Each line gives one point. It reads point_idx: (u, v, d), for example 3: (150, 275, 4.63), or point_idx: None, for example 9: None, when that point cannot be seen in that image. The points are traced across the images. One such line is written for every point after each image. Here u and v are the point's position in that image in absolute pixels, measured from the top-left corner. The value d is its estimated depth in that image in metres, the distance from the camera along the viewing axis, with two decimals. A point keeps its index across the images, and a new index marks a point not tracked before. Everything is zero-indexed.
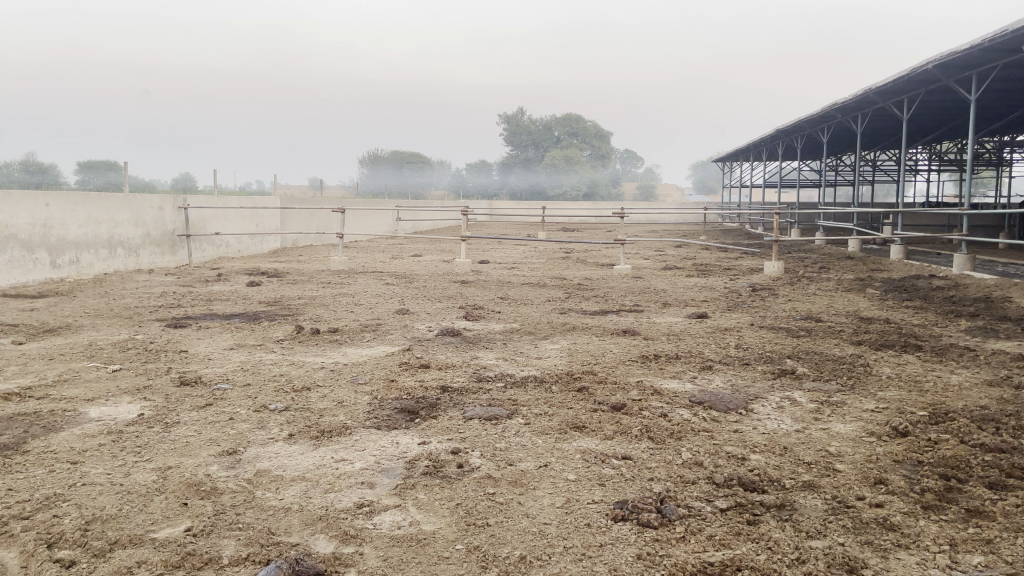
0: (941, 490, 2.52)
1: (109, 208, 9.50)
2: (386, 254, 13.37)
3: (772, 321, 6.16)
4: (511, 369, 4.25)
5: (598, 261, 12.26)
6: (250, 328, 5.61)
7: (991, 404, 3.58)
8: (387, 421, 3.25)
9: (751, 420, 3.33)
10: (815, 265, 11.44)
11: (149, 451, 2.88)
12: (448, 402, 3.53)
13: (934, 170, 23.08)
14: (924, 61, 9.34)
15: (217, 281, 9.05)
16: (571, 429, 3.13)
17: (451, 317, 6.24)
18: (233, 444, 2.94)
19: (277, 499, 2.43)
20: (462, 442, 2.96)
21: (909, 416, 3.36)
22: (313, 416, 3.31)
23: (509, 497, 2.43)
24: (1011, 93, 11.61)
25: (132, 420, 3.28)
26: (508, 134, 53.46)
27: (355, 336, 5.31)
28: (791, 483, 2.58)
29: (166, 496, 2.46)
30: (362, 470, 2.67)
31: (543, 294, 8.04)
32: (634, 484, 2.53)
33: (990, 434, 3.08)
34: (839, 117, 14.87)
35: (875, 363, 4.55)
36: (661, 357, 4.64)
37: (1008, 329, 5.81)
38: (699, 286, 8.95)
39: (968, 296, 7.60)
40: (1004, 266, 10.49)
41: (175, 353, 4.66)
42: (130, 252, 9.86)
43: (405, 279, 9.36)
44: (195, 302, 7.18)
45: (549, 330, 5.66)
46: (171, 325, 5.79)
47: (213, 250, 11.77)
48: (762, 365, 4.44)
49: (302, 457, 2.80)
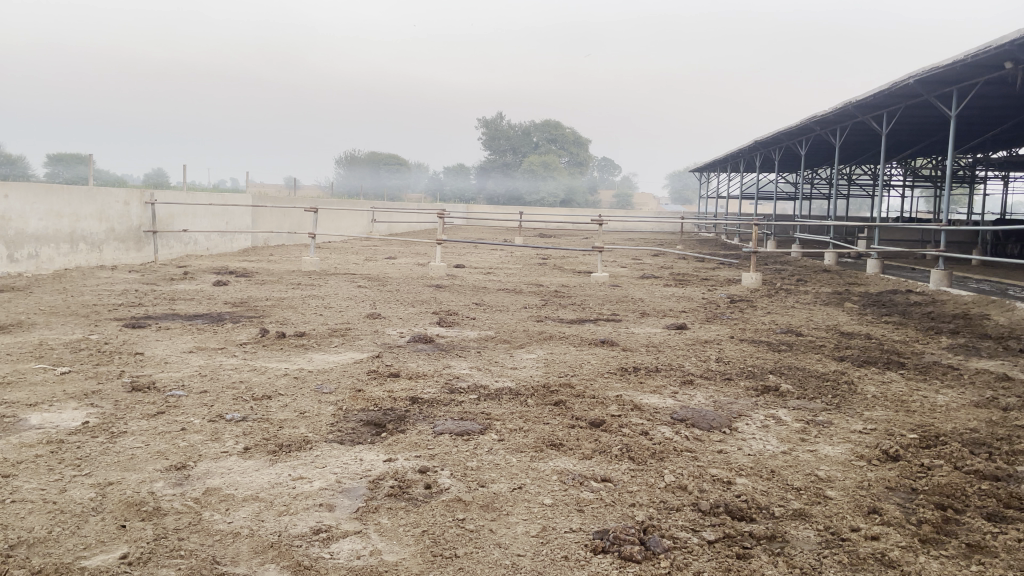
0: (938, 522, 2.37)
1: (72, 201, 9.18)
2: (360, 254, 13.16)
3: (752, 335, 6.03)
4: (484, 379, 4.06)
5: (576, 268, 12.12)
6: (212, 331, 5.35)
7: (982, 428, 3.46)
8: (351, 434, 3.05)
9: (735, 440, 3.17)
10: (792, 277, 11.40)
11: (91, 463, 2.65)
12: (417, 415, 3.33)
13: (909, 184, 23.20)
14: (906, 76, 9.34)
15: (183, 280, 8.75)
16: (548, 447, 2.95)
17: (424, 323, 6.04)
18: (183, 458, 2.72)
19: (225, 522, 2.22)
20: (430, 459, 2.76)
21: (899, 439, 3.21)
22: (271, 428, 3.09)
23: (480, 523, 2.24)
24: (990, 110, 11.64)
25: (75, 429, 3.04)
26: (488, 139, 53.33)
27: (323, 340, 5.10)
28: (780, 511, 2.42)
29: (103, 516, 2.24)
30: (322, 490, 2.46)
31: (518, 301, 7.86)
32: (615, 511, 2.36)
33: (984, 460, 2.95)
34: (817, 129, 14.83)
35: (860, 381, 4.43)
36: (640, 369, 4.48)
37: (991, 348, 5.72)
38: (677, 295, 8.83)
39: (947, 313, 7.55)
40: (978, 283, 10.53)
41: (130, 356, 4.41)
42: (92, 248, 9.54)
43: (379, 282, 9.15)
44: (158, 301, 6.92)
45: (525, 339, 5.46)
46: (130, 325, 5.53)
47: (180, 248, 11.46)
48: (744, 381, 4.29)
49: (257, 474, 2.59)
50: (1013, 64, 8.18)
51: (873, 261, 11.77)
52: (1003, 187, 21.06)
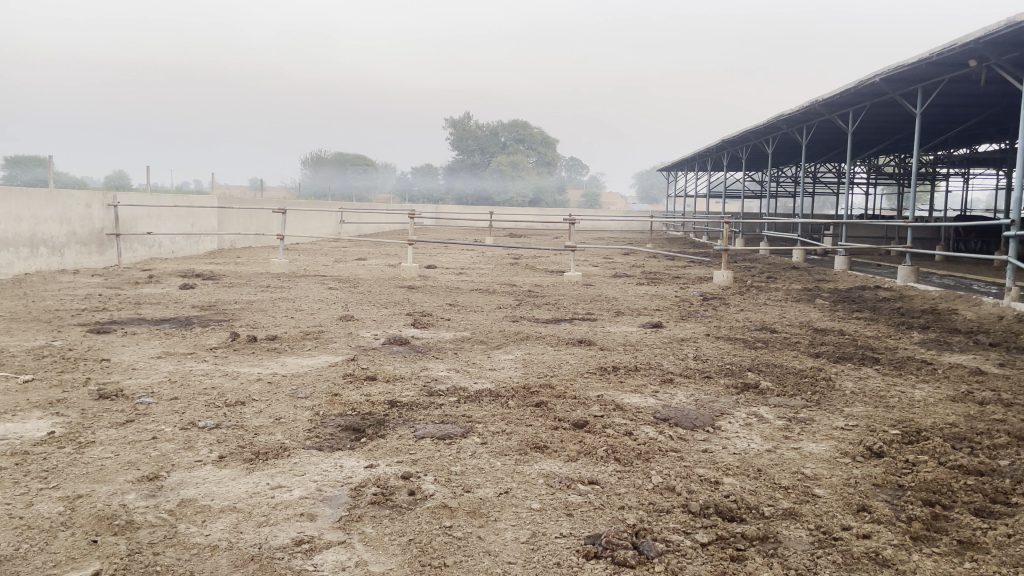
0: (928, 519, 2.36)
1: (31, 204, 8.93)
2: (330, 255, 12.99)
3: (728, 332, 6.03)
4: (464, 381, 3.99)
5: (547, 267, 12.09)
6: (180, 335, 5.21)
7: (961, 422, 3.48)
8: (330, 440, 2.96)
9: (720, 439, 3.14)
10: (762, 274, 11.49)
11: (58, 476, 2.54)
12: (397, 419, 3.26)
13: (872, 182, 23.55)
14: (872, 74, 9.46)
15: (148, 283, 8.55)
16: (532, 450, 2.90)
17: (398, 325, 5.95)
18: (155, 468, 2.62)
19: (203, 534, 2.13)
20: (413, 464, 2.70)
21: (882, 435, 3.21)
22: (246, 435, 3.00)
23: (468, 530, 2.18)
24: (953, 108, 11.83)
25: (40, 439, 2.92)
26: (456, 139, 53.18)
27: (295, 344, 4.99)
28: (770, 510, 2.39)
29: (73, 531, 2.14)
30: (303, 499, 2.38)
31: (492, 301, 7.80)
32: (604, 514, 2.31)
33: (967, 455, 2.96)
34: (784, 128, 14.96)
35: (838, 377, 4.43)
36: (620, 369, 4.44)
37: (962, 342, 5.78)
38: (650, 294, 8.84)
39: (916, 308, 7.64)
40: (944, 278, 10.69)
41: (96, 363, 4.26)
42: (53, 252, 9.29)
43: (350, 283, 9.02)
44: (124, 306, 6.75)
45: (501, 339, 5.41)
46: (94, 330, 5.37)
47: (145, 251, 11.23)
48: (724, 379, 4.27)
49: (233, 484, 2.50)
50: (977, 62, 8.30)
51: (841, 258, 11.89)
52: (964, 185, 21.48)
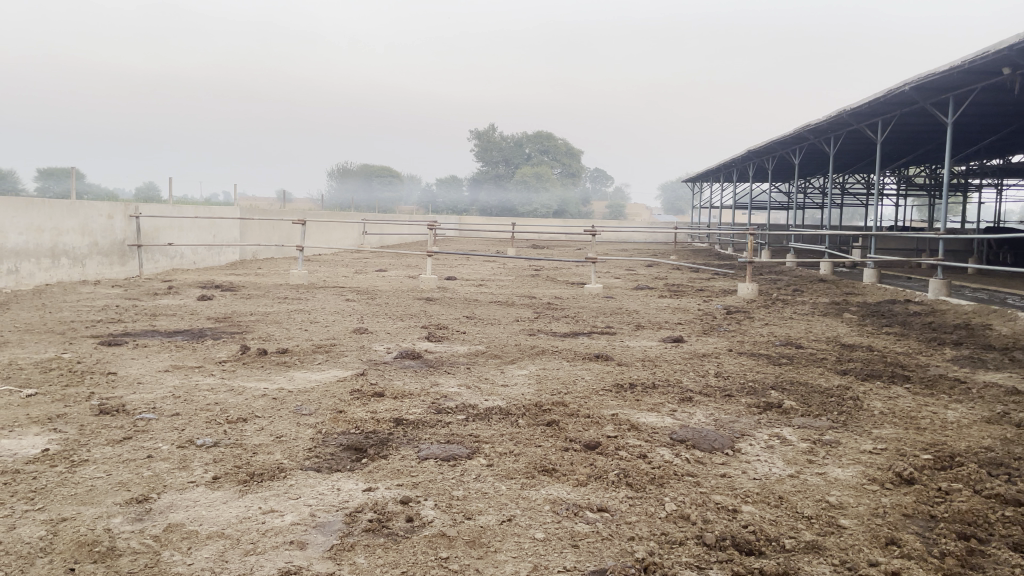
0: (963, 555, 2.18)
1: (53, 215, 8.97)
2: (350, 267, 12.95)
3: (752, 347, 5.84)
4: (473, 399, 3.86)
5: (569, 279, 11.94)
6: (190, 348, 5.13)
7: (996, 446, 3.27)
8: (330, 461, 2.85)
9: (739, 463, 2.98)
10: (788, 287, 11.24)
11: (45, 497, 2.44)
12: (401, 438, 3.14)
13: (902, 193, 23.06)
14: (902, 83, 9.22)
15: (166, 294, 8.54)
16: (540, 473, 2.76)
17: (412, 338, 5.83)
18: (146, 490, 2.52)
19: (185, 564, 2.02)
20: (413, 489, 2.57)
21: (912, 460, 3.02)
22: (244, 454, 2.90)
23: (466, 563, 2.05)
24: (987, 116, 11.55)
25: (33, 457, 2.83)
26: (481, 151, 53.32)
27: (306, 357, 4.90)
28: (792, 543, 2.23)
29: (51, 558, 2.03)
30: (294, 526, 2.26)
31: (511, 314, 7.68)
32: (612, 546, 2.17)
33: (1004, 483, 2.77)
34: (811, 137, 14.69)
35: (866, 396, 4.24)
36: (637, 386, 4.27)
37: (997, 359, 5.54)
38: (672, 307, 8.65)
39: (948, 323, 7.38)
40: (975, 292, 10.39)
41: (102, 376, 4.19)
42: (75, 262, 9.32)
43: (368, 295, 8.96)
44: (139, 317, 6.70)
45: (517, 354, 5.27)
46: (106, 343, 5.32)
47: (166, 262, 11.28)
48: (745, 397, 4.10)
49: (224, 508, 2.38)
50: (1011, 70, 8.04)
51: (869, 270, 11.61)
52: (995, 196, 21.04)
